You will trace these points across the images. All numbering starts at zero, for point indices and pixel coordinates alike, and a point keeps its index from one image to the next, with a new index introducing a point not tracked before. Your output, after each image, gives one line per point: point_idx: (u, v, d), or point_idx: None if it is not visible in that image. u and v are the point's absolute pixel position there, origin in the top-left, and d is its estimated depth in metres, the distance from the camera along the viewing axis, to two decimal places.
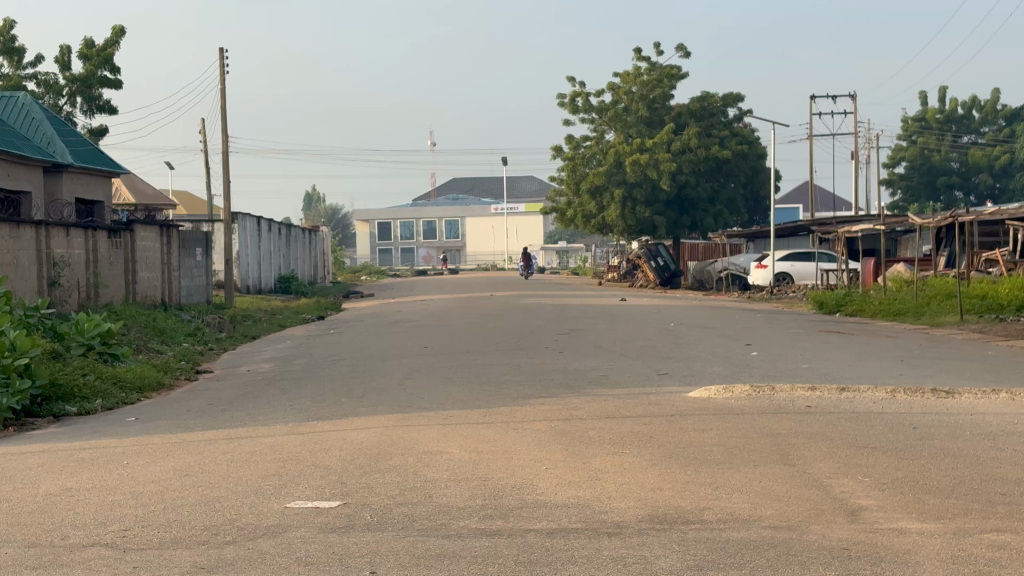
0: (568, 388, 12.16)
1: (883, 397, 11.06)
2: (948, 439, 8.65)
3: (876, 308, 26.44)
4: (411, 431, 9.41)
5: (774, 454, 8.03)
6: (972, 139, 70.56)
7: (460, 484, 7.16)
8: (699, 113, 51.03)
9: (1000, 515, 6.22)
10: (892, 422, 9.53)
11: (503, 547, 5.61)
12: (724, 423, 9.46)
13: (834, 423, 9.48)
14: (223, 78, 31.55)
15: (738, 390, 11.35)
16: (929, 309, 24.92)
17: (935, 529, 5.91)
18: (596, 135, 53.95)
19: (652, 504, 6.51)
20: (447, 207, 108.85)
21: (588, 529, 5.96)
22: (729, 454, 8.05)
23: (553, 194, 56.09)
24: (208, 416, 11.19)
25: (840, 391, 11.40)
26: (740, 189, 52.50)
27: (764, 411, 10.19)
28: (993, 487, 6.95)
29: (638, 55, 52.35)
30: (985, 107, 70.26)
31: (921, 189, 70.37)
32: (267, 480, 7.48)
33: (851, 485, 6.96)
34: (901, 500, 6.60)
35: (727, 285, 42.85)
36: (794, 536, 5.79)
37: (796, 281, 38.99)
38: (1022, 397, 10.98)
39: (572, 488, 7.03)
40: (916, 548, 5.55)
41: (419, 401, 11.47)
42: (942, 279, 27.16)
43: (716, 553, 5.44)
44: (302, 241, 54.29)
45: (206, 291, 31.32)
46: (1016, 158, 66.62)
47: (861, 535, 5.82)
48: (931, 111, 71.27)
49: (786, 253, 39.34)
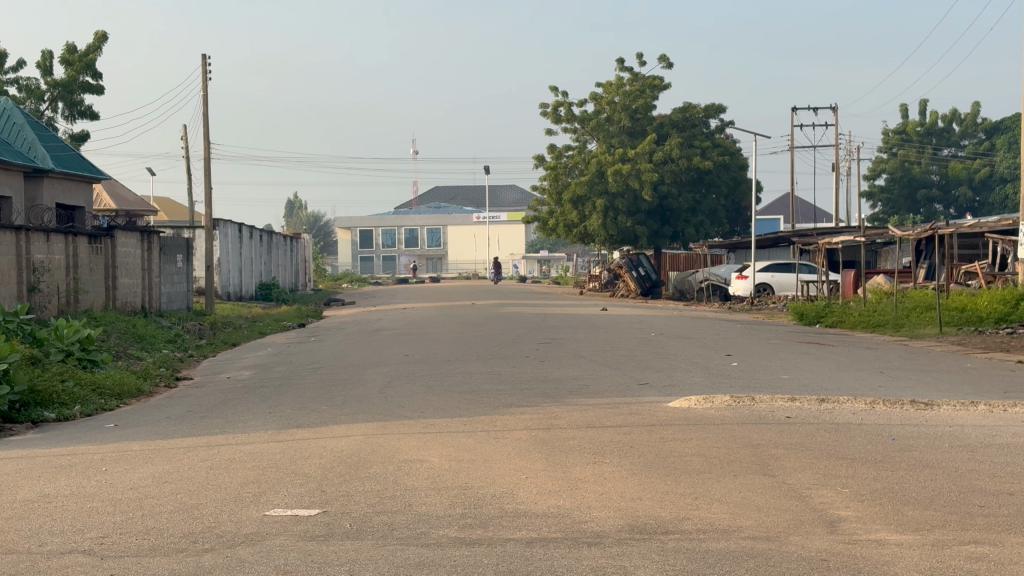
0: (548, 397, 12.15)
1: (863, 409, 11.09)
2: (927, 451, 8.68)
3: (856, 320, 26.51)
4: (392, 440, 9.40)
5: (754, 464, 8.06)
6: (952, 152, 70.65)
7: (439, 493, 7.15)
8: (681, 124, 51.40)
9: (978, 527, 6.25)
10: (871, 433, 9.56)
11: (482, 557, 5.60)
12: (702, 434, 9.47)
13: (813, 434, 9.48)
14: (206, 85, 31.46)
15: (718, 400, 11.38)
16: (909, 321, 25.00)
17: (914, 541, 5.93)
18: (578, 145, 54.01)
19: (633, 514, 6.52)
20: (429, 216, 108.84)
21: (567, 538, 5.96)
22: (709, 464, 8.07)
23: (534, 203, 56.10)
24: (189, 422, 11.16)
25: (821, 402, 11.44)
26: (722, 199, 52.73)
27: (744, 422, 10.22)
28: (973, 499, 6.98)
29: (621, 66, 52.47)
30: (966, 119, 70.50)
31: (902, 200, 70.82)
32: (246, 488, 7.46)
33: (830, 497, 6.99)
34: (879, 511, 6.62)
35: (707, 295, 42.94)
36: (773, 547, 5.80)
37: (776, 292, 39.11)
38: (1000, 410, 11.03)
39: (552, 497, 7.04)
40: (895, 560, 5.57)
41: (401, 409, 11.44)
42: (922, 291, 27.25)
43: (695, 564, 5.45)
44: (283, 247, 54.22)
45: (186, 297, 31.25)
46: (996, 172, 67.16)
47: (839, 545, 5.83)
48: (911, 123, 70.88)
49: (767, 264, 39.44)
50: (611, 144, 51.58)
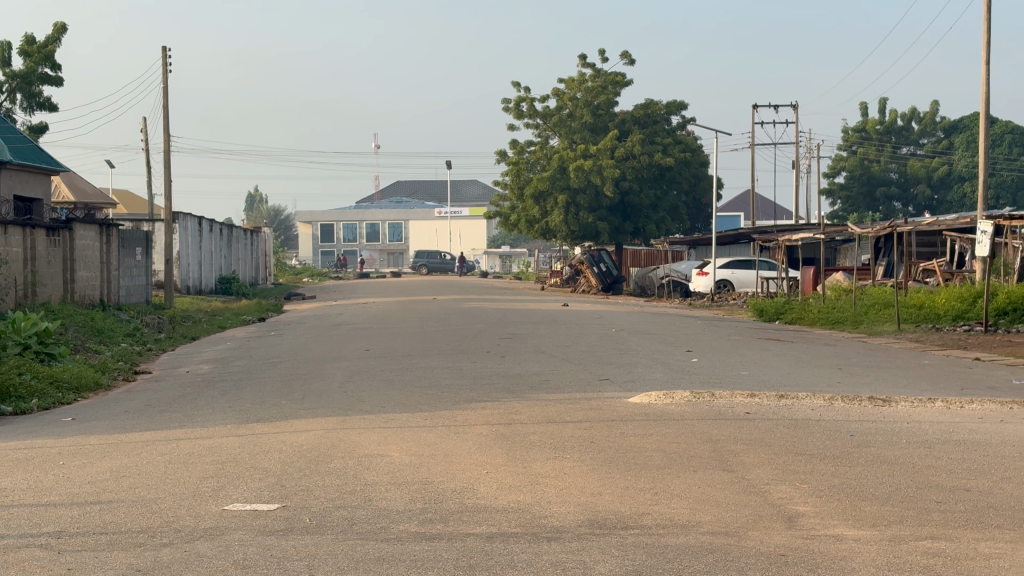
0: (508, 392, 12.18)
1: (821, 405, 11.16)
2: (885, 447, 8.73)
3: (815, 317, 26.65)
4: (351, 434, 9.38)
5: (713, 459, 8.10)
6: (911, 150, 71.27)
7: (400, 488, 7.14)
8: (643, 120, 51.46)
9: (934, 523, 6.30)
10: (830, 429, 9.62)
11: (442, 551, 5.60)
12: (663, 429, 9.52)
13: (771, 429, 9.55)
14: (166, 77, 31.25)
15: (678, 396, 11.42)
16: (867, 318, 25.14)
17: (871, 536, 5.97)
18: (540, 140, 54.05)
19: (593, 509, 6.53)
20: (391, 211, 108.65)
21: (528, 533, 5.96)
22: (668, 460, 8.10)
23: (497, 199, 56.02)
24: (146, 417, 11.09)
25: (779, 398, 11.50)
26: (682, 196, 52.99)
27: (704, 417, 10.24)
28: (929, 495, 7.04)
29: (583, 62, 52.54)
30: (924, 119, 71.05)
31: (861, 199, 71.13)
32: (205, 483, 7.42)
33: (789, 492, 7.02)
34: (837, 506, 6.67)
35: (668, 291, 43.04)
36: (732, 542, 5.82)
37: (737, 288, 39.28)
38: (957, 407, 11.12)
39: (512, 492, 7.04)
40: (852, 555, 5.60)
41: (361, 404, 11.40)
42: (881, 288, 27.44)
43: (655, 559, 5.47)
44: (243, 241, 53.98)
45: (145, 291, 31.05)
46: (955, 171, 67.96)
47: (797, 541, 5.86)
48: (871, 121, 71.46)
49: (727, 261, 39.59)
50: (573, 139, 51.62)
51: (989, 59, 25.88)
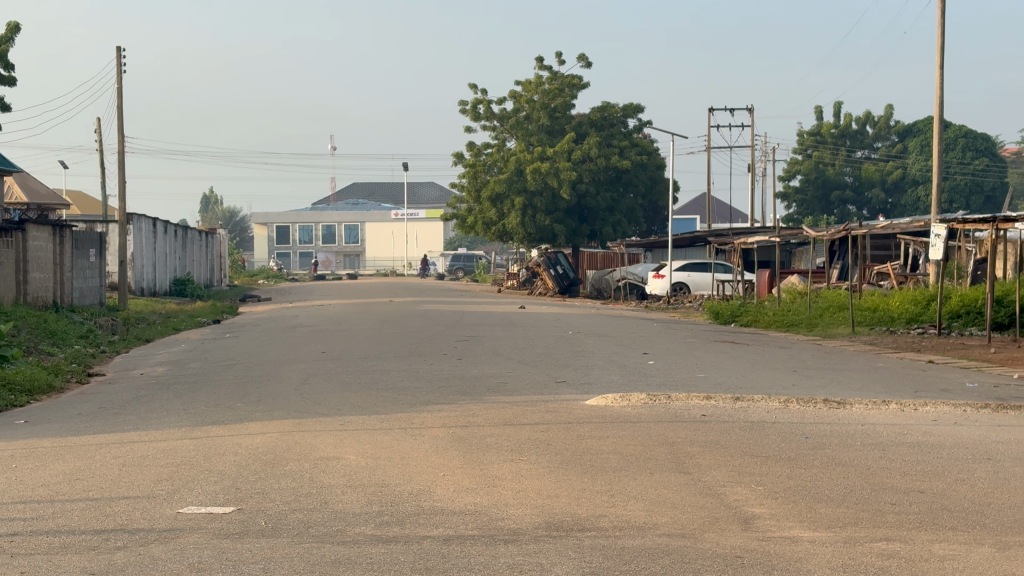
0: (465, 394, 12.17)
1: (776, 407, 11.23)
2: (839, 449, 8.79)
3: (770, 319, 26.78)
4: (307, 437, 9.34)
5: (670, 462, 8.12)
6: (865, 154, 71.91)
7: (356, 491, 7.11)
8: (600, 123, 51.58)
9: (889, 525, 6.34)
10: (784, 431, 9.67)
11: (399, 554, 5.58)
12: (619, 431, 9.54)
13: (728, 432, 9.58)
14: (120, 78, 31.05)
15: (635, 398, 11.44)
16: (821, 321, 25.29)
17: (827, 538, 6.00)
18: (497, 143, 54.05)
19: (549, 512, 6.54)
20: (347, 213, 108.38)
21: (484, 536, 5.95)
22: (625, 462, 8.11)
23: (453, 201, 55.97)
24: (99, 419, 11.00)
25: (735, 400, 11.54)
26: (639, 199, 53.17)
27: (660, 420, 10.27)
28: (884, 497, 7.08)
29: (540, 65, 52.61)
30: (879, 122, 71.77)
31: (816, 202, 71.07)
32: (159, 486, 7.37)
33: (745, 494, 7.05)
34: (792, 508, 6.70)
35: (624, 294, 43.15)
36: (689, 544, 5.84)
37: (693, 291, 39.43)
38: (911, 409, 11.20)
39: (469, 494, 7.03)
40: (808, 556, 5.63)
41: (317, 407, 11.35)
42: (836, 291, 27.62)
43: (611, 560, 5.47)
44: (198, 242, 53.68)
45: (99, 292, 30.82)
46: (909, 174, 68.59)
47: (753, 542, 5.89)
48: (826, 125, 71.81)
49: (683, 264, 39.74)
50: (529, 142, 51.69)
51: (943, 64, 26.10)
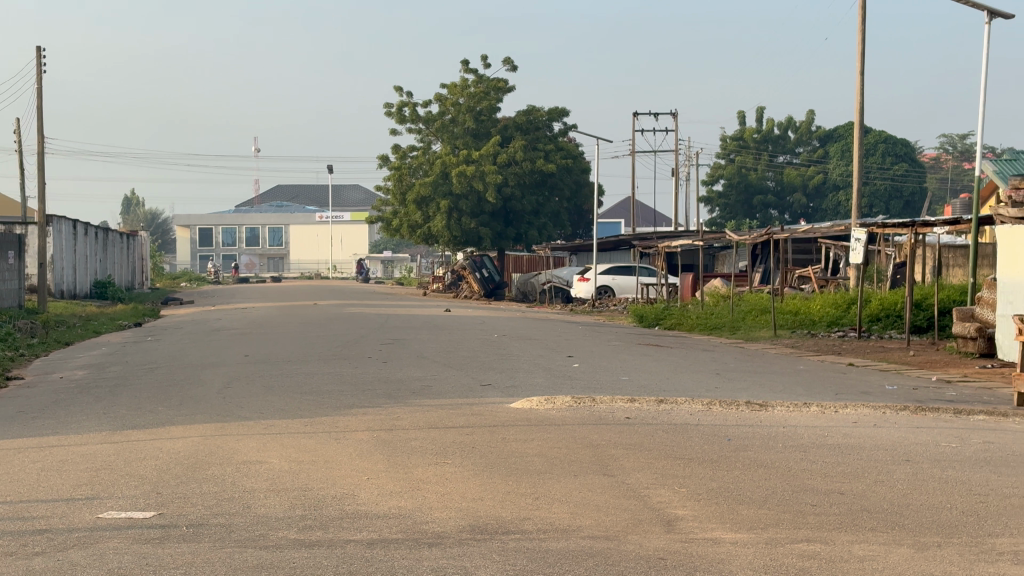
0: (389, 398, 12.13)
1: (700, 409, 11.30)
2: (761, 451, 8.87)
3: (694, 323, 26.95)
4: (230, 441, 9.25)
5: (594, 464, 8.15)
6: (787, 159, 72.84)
7: (279, 495, 7.07)
8: (525, 126, 51.75)
9: (810, 526, 6.41)
10: (707, 433, 9.75)
11: (322, 558, 5.55)
12: (543, 434, 9.55)
13: (651, 434, 9.64)
14: (40, 78, 30.65)
15: (560, 401, 11.47)
16: (744, 324, 25.50)
17: (748, 539, 6.05)
18: (422, 145, 53.96)
19: (473, 514, 6.53)
20: (271, 215, 107.71)
21: (408, 539, 5.94)
22: (549, 465, 8.12)
23: (379, 203, 55.81)
24: (17, 424, 10.83)
25: (659, 403, 11.61)
26: (564, 202, 53.36)
27: (585, 423, 10.30)
28: (805, 498, 7.15)
29: (465, 68, 52.63)
30: (800, 128, 72.52)
31: (738, 206, 71.76)
32: (78, 491, 7.26)
33: (668, 496, 7.09)
34: (714, 510, 6.75)
35: (549, 297, 43.28)
36: (613, 546, 5.87)
37: (617, 294, 39.62)
38: (832, 412, 11.33)
39: (394, 498, 7.01)
40: (730, 558, 5.67)
41: (240, 410, 11.26)
42: (758, 295, 27.89)
43: (535, 563, 5.48)
44: (119, 245, 53.05)
45: (18, 295, 30.37)
46: (829, 179, 69.66)
47: (676, 544, 5.92)
48: (749, 130, 72.23)
49: (607, 267, 39.91)
50: (455, 145, 51.66)
51: (863, 70, 26.45)
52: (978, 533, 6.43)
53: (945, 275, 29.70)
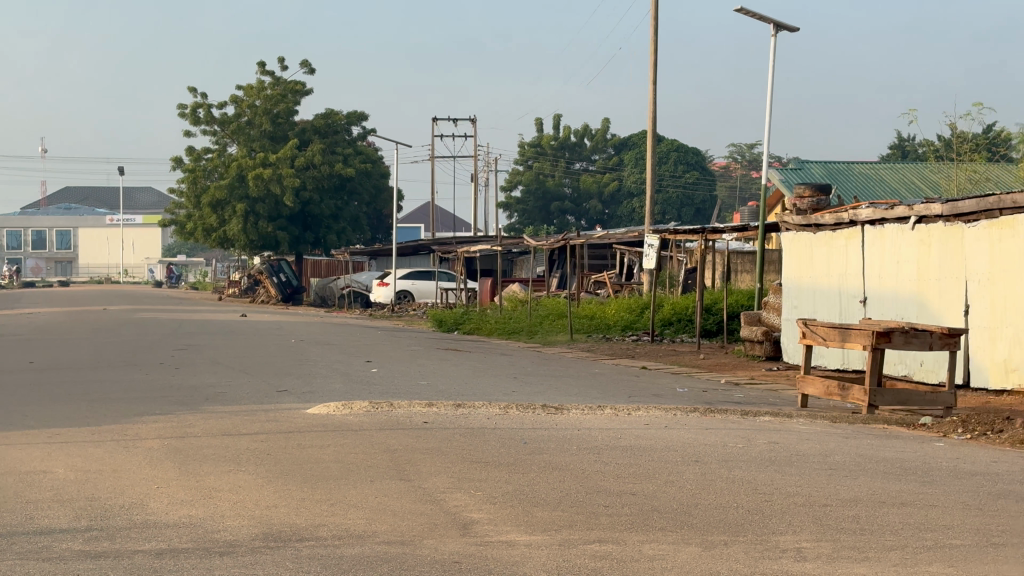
0: (182, 405, 11.88)
1: (497, 413, 11.39)
2: (556, 454, 8.99)
3: (492, 327, 27.13)
4: (12, 451, 8.94)
5: (390, 469, 8.13)
6: (583, 166, 73.38)
7: (64, 505, 6.86)
8: (323, 130, 51.64)
9: (603, 527, 6.53)
10: (504, 436, 9.83)
11: (109, 570, 5.41)
12: (339, 439, 9.50)
13: (448, 438, 9.67)
14: None
15: (356, 406, 11.41)
16: (542, 328, 25.79)
17: (541, 541, 6.12)
18: (217, 148, 52.97)
19: (267, 521, 6.46)
20: (59, 218, 104.50)
21: (200, 548, 5.84)
22: (345, 470, 8.08)
23: (173, 206, 54.69)
24: None
25: (456, 407, 11.66)
26: (363, 207, 53.22)
27: (382, 427, 10.28)
28: (598, 500, 7.27)
29: (262, 70, 51.78)
30: (596, 136, 73.67)
31: (537, 212, 73.05)
32: None
33: (463, 500, 7.12)
34: (509, 513, 6.81)
35: (347, 302, 43.08)
36: (408, 550, 5.87)
37: (416, 299, 39.65)
38: (626, 414, 11.56)
39: (185, 506, 6.87)
40: (524, 560, 5.73)
41: (24, 419, 10.89)
42: (555, 299, 28.25)
43: (329, 570, 5.45)
44: None
45: None
46: (624, 186, 70.90)
47: (471, 548, 5.96)
48: (547, 137, 72.72)
49: (407, 272, 39.88)
50: (251, 148, 50.73)
51: (656, 80, 27.07)
52: (764, 531, 6.63)
53: (733, 281, 30.59)
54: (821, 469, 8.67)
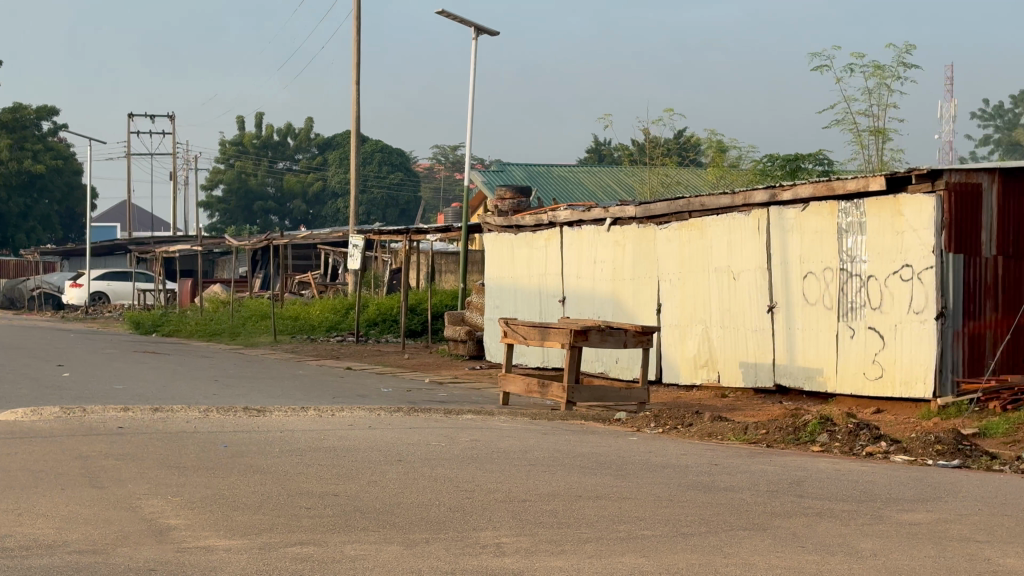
0: None
1: (197, 416, 11.15)
2: (258, 456, 8.87)
3: (193, 329, 26.54)
4: None
5: (83, 477, 7.85)
6: (287, 164, 72.38)
7: None
8: (13, 125, 48.57)
9: (304, 528, 6.48)
10: (204, 440, 9.64)
11: None
12: (29, 447, 9.11)
13: (146, 443, 9.40)
14: None
15: (48, 412, 10.96)
16: (244, 330, 25.40)
17: (241, 545, 6.03)
18: None
19: None
20: None
21: None
22: (34, 479, 7.75)
23: None
24: None
25: (154, 411, 11.35)
26: (54, 205, 51.21)
27: (74, 433, 9.91)
28: (299, 501, 7.22)
29: None
30: (300, 135, 73.16)
31: (239, 212, 71.62)
32: None
33: (160, 505, 6.95)
34: (207, 517, 6.68)
35: (38, 304, 41.33)
36: (100, 560, 5.68)
37: (113, 301, 38.42)
38: (329, 415, 11.51)
39: None
40: (222, 564, 5.64)
41: None
42: (258, 300, 27.87)
43: None
44: None
45: None
46: (328, 186, 70.80)
47: (168, 554, 5.82)
48: (248, 136, 72.03)
49: (102, 272, 38.59)
50: None
51: (359, 80, 27.09)
52: (464, 528, 6.72)
53: (438, 281, 30.88)
54: (520, 465, 8.84)
